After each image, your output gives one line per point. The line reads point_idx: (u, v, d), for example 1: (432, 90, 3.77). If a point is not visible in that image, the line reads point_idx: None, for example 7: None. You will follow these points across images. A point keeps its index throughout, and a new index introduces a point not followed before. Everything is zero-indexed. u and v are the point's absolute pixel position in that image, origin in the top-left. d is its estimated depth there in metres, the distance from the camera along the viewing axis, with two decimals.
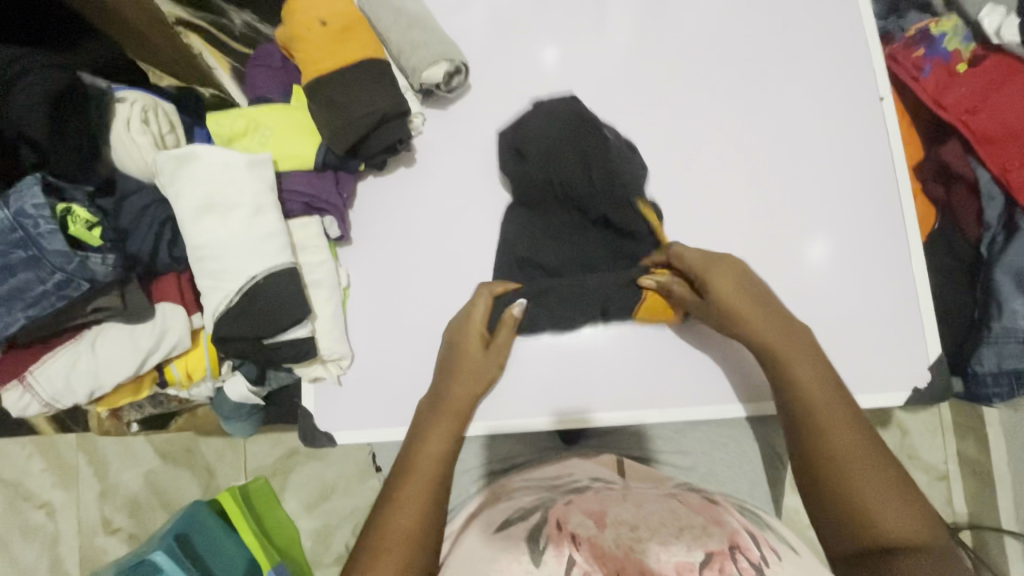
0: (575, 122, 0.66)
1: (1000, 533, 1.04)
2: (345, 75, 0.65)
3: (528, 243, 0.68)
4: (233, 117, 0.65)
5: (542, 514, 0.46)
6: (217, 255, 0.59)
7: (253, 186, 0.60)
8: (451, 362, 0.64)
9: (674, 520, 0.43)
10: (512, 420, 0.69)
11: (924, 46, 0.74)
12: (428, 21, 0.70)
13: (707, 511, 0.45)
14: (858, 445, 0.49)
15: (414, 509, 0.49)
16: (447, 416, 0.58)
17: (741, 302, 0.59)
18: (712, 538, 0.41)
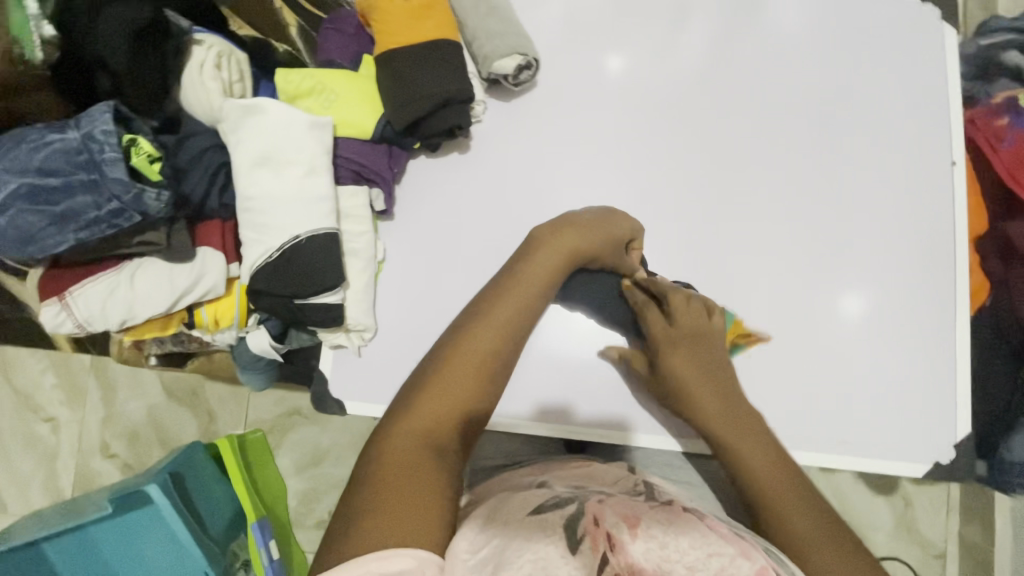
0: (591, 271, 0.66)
1: None
2: (417, 53, 0.65)
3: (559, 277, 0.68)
4: (300, 76, 0.65)
5: (578, 506, 0.49)
6: (264, 209, 0.59)
7: (310, 148, 0.60)
8: (519, 262, 0.60)
9: (704, 544, 0.46)
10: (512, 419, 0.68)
11: (1008, 115, 0.72)
12: (508, 12, 0.69)
13: (736, 542, 0.47)
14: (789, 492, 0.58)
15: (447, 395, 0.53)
16: (511, 300, 0.57)
17: (694, 380, 0.62)
18: (736, 568, 0.44)
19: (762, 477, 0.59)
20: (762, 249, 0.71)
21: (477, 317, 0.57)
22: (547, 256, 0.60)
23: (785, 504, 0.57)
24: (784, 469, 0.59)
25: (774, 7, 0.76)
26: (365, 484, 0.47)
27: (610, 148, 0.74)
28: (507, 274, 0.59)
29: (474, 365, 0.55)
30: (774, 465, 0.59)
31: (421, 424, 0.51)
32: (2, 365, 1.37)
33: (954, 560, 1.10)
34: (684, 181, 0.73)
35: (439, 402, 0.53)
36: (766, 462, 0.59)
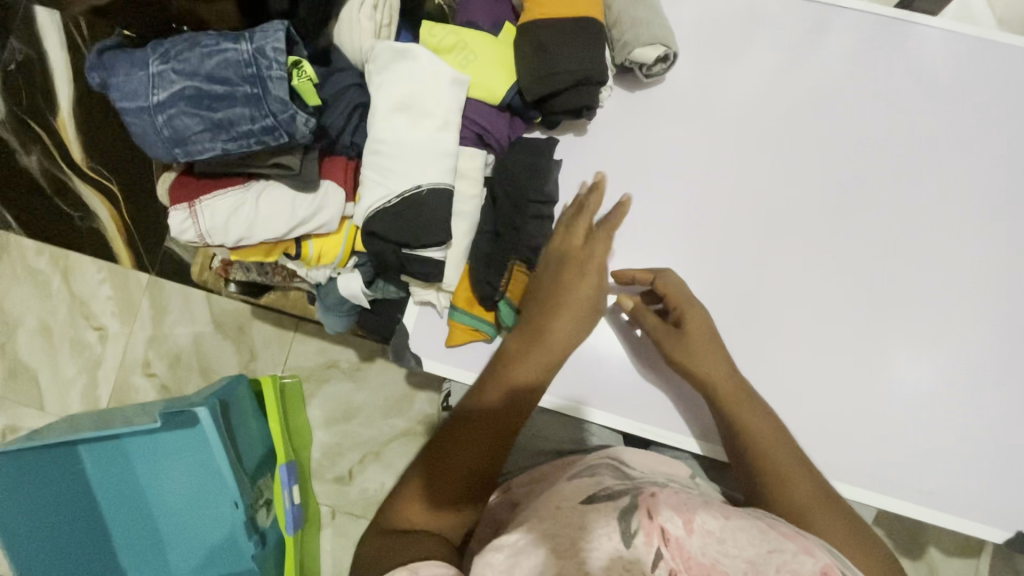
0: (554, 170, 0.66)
1: None
2: (562, 28, 0.65)
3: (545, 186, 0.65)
4: (445, 31, 0.66)
5: (631, 499, 0.49)
6: (392, 154, 0.60)
7: (447, 103, 0.61)
8: (555, 295, 0.60)
9: (763, 542, 0.43)
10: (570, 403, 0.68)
11: None
12: (655, 3, 0.69)
13: (797, 538, 0.44)
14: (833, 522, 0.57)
15: (471, 454, 0.56)
16: (539, 345, 0.59)
17: (720, 375, 0.63)
18: (801, 564, 0.40)
19: (790, 481, 0.59)
20: (870, 283, 0.69)
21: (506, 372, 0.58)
22: (569, 285, 0.60)
23: (808, 498, 0.58)
24: (818, 484, 0.59)
25: (925, 40, 0.73)
26: (384, 525, 0.56)
27: (730, 154, 0.72)
28: (541, 322, 0.59)
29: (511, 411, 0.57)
30: (807, 479, 0.59)
31: (450, 479, 0.55)
32: (61, 268, 1.39)
33: None
34: (802, 201, 0.71)
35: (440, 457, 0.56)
36: (780, 447, 0.61)
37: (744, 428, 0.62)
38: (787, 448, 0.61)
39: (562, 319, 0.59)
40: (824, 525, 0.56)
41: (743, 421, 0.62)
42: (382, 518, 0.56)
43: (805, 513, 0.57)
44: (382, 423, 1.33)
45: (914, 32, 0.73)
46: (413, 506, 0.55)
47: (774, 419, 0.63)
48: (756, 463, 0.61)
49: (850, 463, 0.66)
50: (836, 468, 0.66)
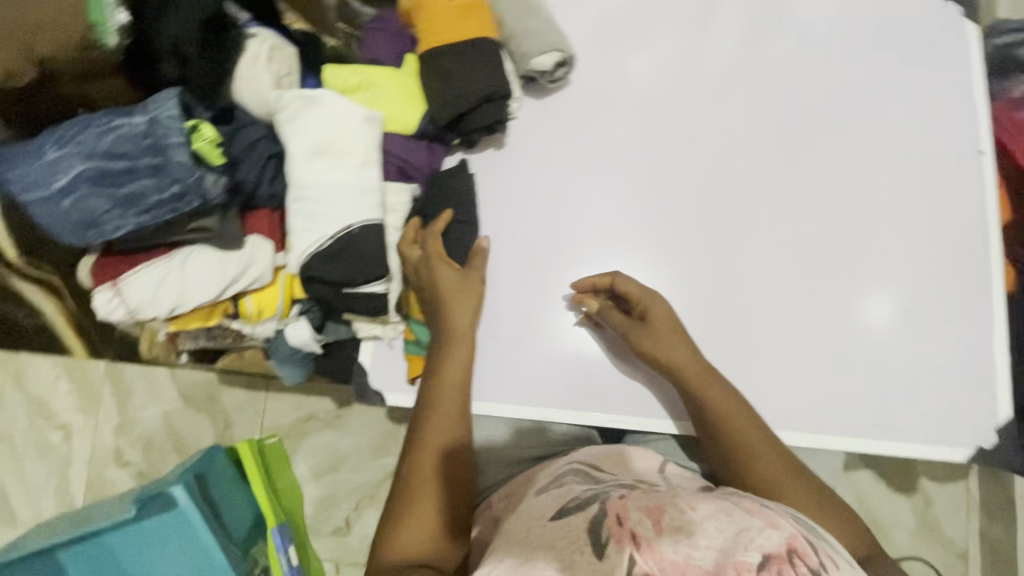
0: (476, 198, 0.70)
1: None
2: (461, 51, 0.67)
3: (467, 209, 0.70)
4: (347, 72, 0.67)
5: (600, 506, 0.50)
6: (318, 199, 0.59)
7: (365, 141, 0.61)
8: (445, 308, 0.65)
9: (731, 523, 0.46)
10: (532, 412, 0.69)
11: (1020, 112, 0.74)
12: (545, 13, 0.71)
13: (762, 513, 0.47)
14: (797, 492, 0.60)
15: (430, 474, 0.60)
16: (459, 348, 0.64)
17: (685, 360, 0.64)
18: (768, 541, 0.44)
19: (759, 460, 0.62)
20: (799, 239, 0.71)
21: (436, 392, 0.63)
22: (462, 302, 0.65)
23: (772, 474, 0.61)
24: (785, 457, 0.62)
25: (806, 5, 0.76)
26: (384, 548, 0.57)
27: (645, 144, 0.74)
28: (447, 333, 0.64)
29: (440, 424, 0.62)
30: (769, 455, 0.62)
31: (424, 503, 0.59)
32: (14, 373, 1.35)
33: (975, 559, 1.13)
34: (721, 175, 0.73)
35: (424, 466, 0.60)
36: (748, 427, 0.62)
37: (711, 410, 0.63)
38: (754, 425, 0.63)
39: (457, 317, 0.64)
40: (788, 496, 0.60)
41: (708, 404, 0.63)
42: (380, 545, 0.57)
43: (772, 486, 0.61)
44: (371, 465, 1.31)
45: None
46: (412, 525, 0.57)
47: (738, 398, 0.64)
48: (727, 444, 0.63)
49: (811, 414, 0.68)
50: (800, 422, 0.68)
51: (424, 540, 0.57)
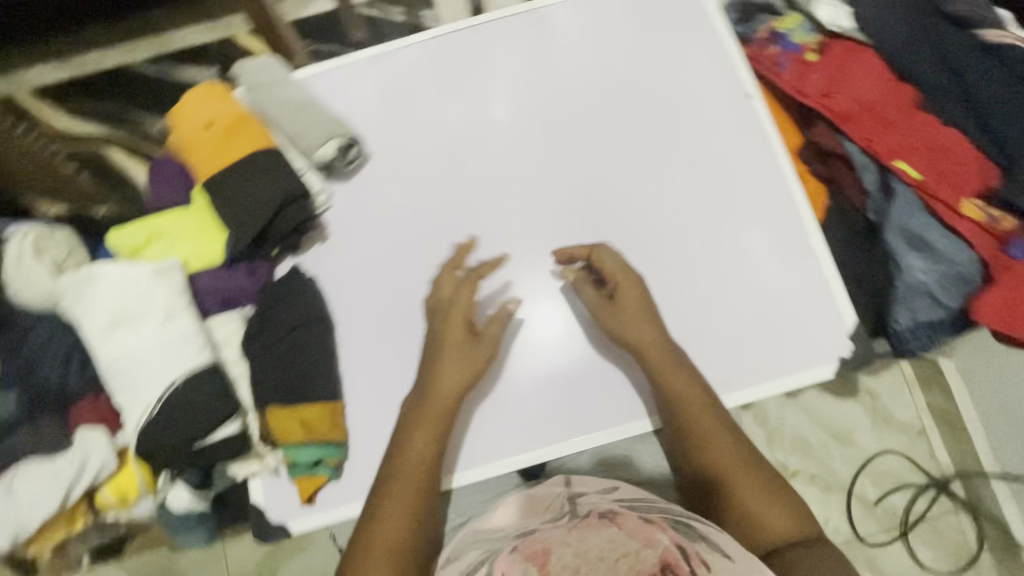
0: (306, 294, 0.70)
1: (985, 476, 1.19)
2: (238, 170, 0.67)
3: (306, 309, 0.69)
4: (134, 228, 0.66)
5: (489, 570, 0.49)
6: (132, 368, 0.59)
7: (162, 295, 0.60)
8: (430, 367, 0.64)
9: (609, 551, 0.45)
10: (500, 461, 0.69)
11: (774, 44, 0.77)
12: (314, 106, 0.73)
13: (641, 533, 0.47)
14: (750, 477, 0.60)
15: (395, 520, 0.58)
16: (434, 417, 0.62)
17: (649, 333, 0.65)
18: (643, 562, 0.43)
19: (715, 443, 0.62)
20: (625, 224, 0.74)
21: (393, 468, 0.61)
22: (456, 355, 0.64)
23: (737, 472, 0.61)
24: (739, 437, 0.63)
25: (557, 19, 0.82)
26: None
27: (458, 189, 0.76)
28: (421, 390, 0.63)
29: (408, 478, 0.60)
30: (734, 449, 0.62)
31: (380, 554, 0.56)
32: None
33: (933, 431, 1.27)
34: (535, 191, 0.75)
35: (392, 507, 0.58)
36: (712, 414, 0.63)
37: (665, 386, 0.64)
38: (713, 409, 0.64)
39: (449, 375, 0.63)
40: (740, 478, 0.60)
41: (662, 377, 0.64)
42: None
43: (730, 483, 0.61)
44: None
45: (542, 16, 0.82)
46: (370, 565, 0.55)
47: (694, 374, 0.65)
48: (687, 427, 0.63)
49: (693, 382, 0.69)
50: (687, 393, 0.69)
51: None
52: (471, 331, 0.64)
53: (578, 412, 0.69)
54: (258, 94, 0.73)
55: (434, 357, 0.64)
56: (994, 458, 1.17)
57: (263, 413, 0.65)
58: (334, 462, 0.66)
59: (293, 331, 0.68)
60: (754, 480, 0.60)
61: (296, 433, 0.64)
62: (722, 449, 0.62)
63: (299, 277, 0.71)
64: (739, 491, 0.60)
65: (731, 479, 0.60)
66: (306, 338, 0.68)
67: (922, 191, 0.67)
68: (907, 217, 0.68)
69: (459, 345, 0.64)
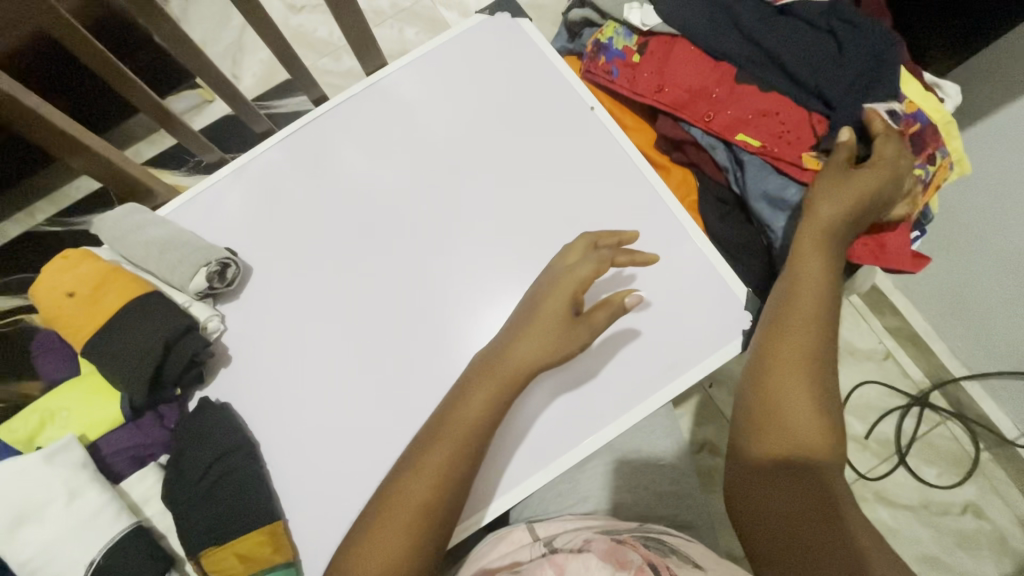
0: (228, 420, 0.70)
1: (959, 382, 1.21)
2: (114, 327, 0.67)
3: (238, 433, 0.69)
4: (21, 417, 0.65)
5: None
6: (46, 561, 0.57)
7: (59, 478, 0.59)
8: (490, 361, 0.64)
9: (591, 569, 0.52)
10: (513, 490, 0.66)
11: (602, 53, 0.79)
12: (179, 240, 0.73)
13: (615, 555, 0.55)
14: (805, 412, 0.55)
15: (397, 524, 0.57)
16: (452, 431, 0.61)
17: (827, 212, 0.61)
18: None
19: (794, 354, 0.57)
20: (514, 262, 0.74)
21: (411, 479, 0.60)
22: (543, 328, 0.64)
23: (795, 410, 0.55)
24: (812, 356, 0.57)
25: (399, 87, 0.84)
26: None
27: (345, 275, 0.77)
28: (445, 409, 0.63)
29: (421, 483, 0.59)
30: (801, 373, 0.56)
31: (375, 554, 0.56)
32: None
33: (897, 350, 1.30)
34: (420, 254, 0.77)
35: (398, 511, 0.58)
36: (811, 318, 0.58)
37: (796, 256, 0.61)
38: (816, 314, 0.58)
39: (474, 397, 0.63)
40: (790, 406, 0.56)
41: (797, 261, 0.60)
42: None
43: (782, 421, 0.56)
44: None
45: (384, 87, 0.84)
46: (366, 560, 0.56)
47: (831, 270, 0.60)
48: (783, 325, 0.59)
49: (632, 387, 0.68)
50: (618, 406, 0.67)
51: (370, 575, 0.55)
52: (569, 322, 0.64)
53: (514, 455, 0.67)
54: (121, 246, 0.74)
55: (512, 355, 0.64)
56: (958, 361, 1.21)
57: (195, 562, 0.63)
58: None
59: (218, 465, 0.67)
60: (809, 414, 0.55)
61: (236, 569, 0.63)
62: (785, 365, 0.57)
63: (212, 408, 0.70)
64: (787, 418, 0.55)
65: (779, 412, 0.56)
66: (234, 465, 0.67)
67: (768, 156, 0.68)
68: (761, 184, 0.69)
69: (538, 328, 0.64)
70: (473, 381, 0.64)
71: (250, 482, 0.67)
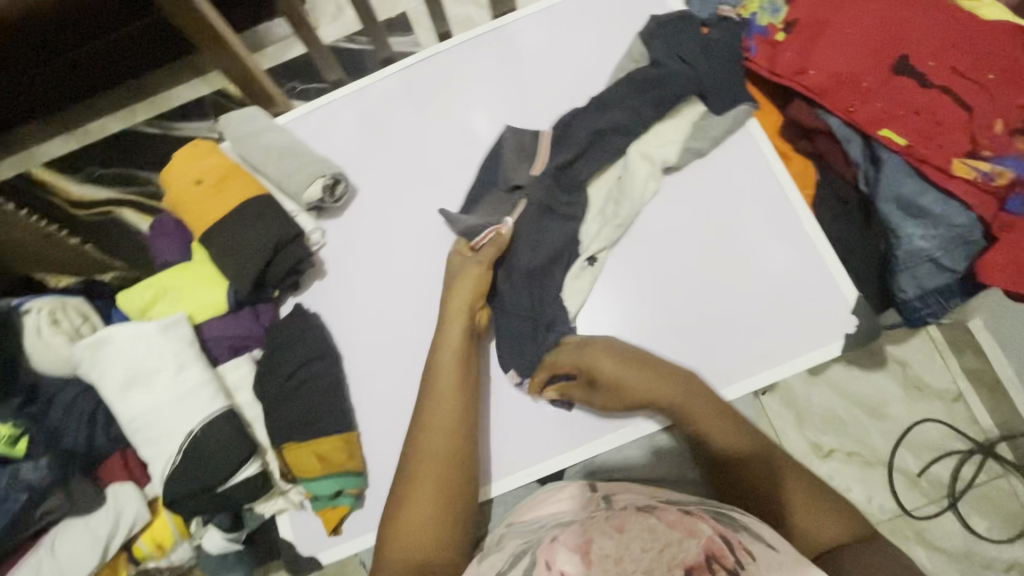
0: (313, 328, 0.71)
1: None
2: (230, 221, 0.69)
3: (322, 343, 0.71)
4: (139, 289, 0.69)
5: (532, 558, 0.52)
6: (151, 422, 0.62)
7: (170, 349, 0.64)
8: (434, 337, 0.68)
9: (653, 541, 0.49)
10: (553, 457, 0.69)
11: (742, 29, 0.74)
12: (298, 149, 0.75)
13: (682, 525, 0.51)
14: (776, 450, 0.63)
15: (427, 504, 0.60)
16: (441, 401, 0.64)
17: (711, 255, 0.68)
18: (686, 553, 0.47)
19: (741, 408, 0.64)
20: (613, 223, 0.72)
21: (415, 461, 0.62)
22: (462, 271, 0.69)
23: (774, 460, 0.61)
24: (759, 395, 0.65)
25: (524, 32, 0.83)
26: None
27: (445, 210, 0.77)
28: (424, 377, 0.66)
29: (440, 468, 0.62)
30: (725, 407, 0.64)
31: (416, 533, 0.58)
32: None
33: (970, 394, 1.18)
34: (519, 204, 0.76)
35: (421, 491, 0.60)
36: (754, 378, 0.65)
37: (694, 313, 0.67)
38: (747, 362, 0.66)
39: (440, 361, 0.66)
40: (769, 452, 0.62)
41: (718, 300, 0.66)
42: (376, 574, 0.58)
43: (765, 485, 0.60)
44: None
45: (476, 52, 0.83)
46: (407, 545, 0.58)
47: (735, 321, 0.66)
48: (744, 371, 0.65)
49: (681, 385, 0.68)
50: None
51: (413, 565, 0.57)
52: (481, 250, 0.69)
53: (589, 417, 0.69)
54: (243, 145, 0.76)
55: (447, 324, 0.68)
56: None
57: (278, 452, 0.67)
58: (353, 492, 0.67)
59: (304, 368, 0.69)
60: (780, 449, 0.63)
61: (314, 466, 0.66)
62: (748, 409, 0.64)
63: (304, 314, 0.72)
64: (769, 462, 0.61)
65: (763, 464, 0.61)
66: (318, 373, 0.69)
67: (914, 157, 0.65)
68: (896, 185, 0.66)
69: (646, 388, 0.64)
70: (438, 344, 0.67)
71: (331, 390, 0.69)
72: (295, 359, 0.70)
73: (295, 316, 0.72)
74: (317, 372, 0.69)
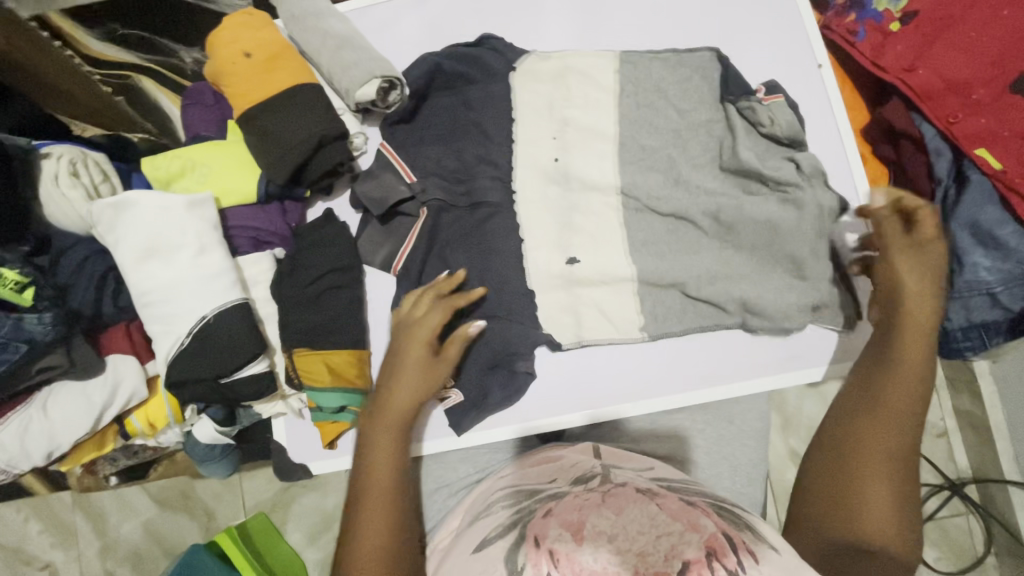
0: (334, 235, 0.66)
1: (1005, 484, 1.02)
2: (274, 105, 0.64)
3: (344, 253, 0.66)
4: (166, 159, 0.65)
5: (520, 531, 0.43)
6: (166, 298, 0.60)
7: (195, 227, 0.60)
8: (392, 365, 0.60)
9: (653, 527, 0.39)
10: (546, 419, 0.66)
11: (855, 10, 0.69)
12: (357, 41, 0.69)
13: (684, 515, 0.41)
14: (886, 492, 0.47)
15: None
16: (390, 422, 0.57)
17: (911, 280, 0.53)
18: (686, 545, 0.38)
19: (871, 448, 0.48)
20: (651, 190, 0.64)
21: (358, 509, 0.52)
22: (409, 364, 0.59)
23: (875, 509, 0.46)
24: (908, 425, 0.49)
25: None
26: None
27: None
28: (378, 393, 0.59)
29: (378, 503, 0.52)
30: (888, 451, 0.48)
31: None
32: None
33: (957, 433, 1.10)
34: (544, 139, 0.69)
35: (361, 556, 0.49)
36: (909, 406, 0.49)
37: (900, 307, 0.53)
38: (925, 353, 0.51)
39: (397, 390, 0.58)
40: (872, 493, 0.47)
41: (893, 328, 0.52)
42: None
43: (867, 457, 0.48)
44: None
45: (531, 66, 0.67)
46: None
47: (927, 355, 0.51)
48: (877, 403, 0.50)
49: (724, 361, 0.65)
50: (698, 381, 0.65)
51: (372, 558, 0.48)
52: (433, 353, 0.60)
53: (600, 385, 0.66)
54: (299, 26, 0.70)
55: (417, 325, 0.61)
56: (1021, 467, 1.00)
57: (288, 355, 0.64)
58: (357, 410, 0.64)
59: (322, 275, 0.65)
60: (888, 477, 0.47)
61: (323, 376, 0.63)
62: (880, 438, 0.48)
63: (329, 219, 0.67)
64: (864, 506, 0.46)
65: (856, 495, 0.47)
66: (336, 283, 0.65)
67: (1002, 183, 0.62)
68: (978, 210, 0.63)
69: (917, 254, 0.54)
70: (387, 375, 0.59)
71: (347, 304, 0.65)
72: (314, 264, 0.65)
73: (321, 219, 0.67)
74: (333, 282, 0.65)
